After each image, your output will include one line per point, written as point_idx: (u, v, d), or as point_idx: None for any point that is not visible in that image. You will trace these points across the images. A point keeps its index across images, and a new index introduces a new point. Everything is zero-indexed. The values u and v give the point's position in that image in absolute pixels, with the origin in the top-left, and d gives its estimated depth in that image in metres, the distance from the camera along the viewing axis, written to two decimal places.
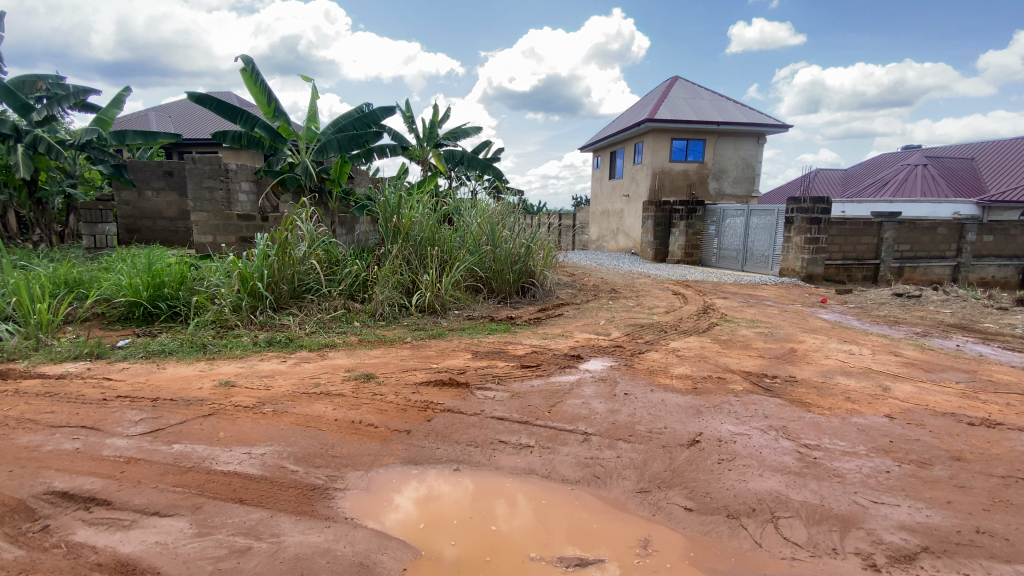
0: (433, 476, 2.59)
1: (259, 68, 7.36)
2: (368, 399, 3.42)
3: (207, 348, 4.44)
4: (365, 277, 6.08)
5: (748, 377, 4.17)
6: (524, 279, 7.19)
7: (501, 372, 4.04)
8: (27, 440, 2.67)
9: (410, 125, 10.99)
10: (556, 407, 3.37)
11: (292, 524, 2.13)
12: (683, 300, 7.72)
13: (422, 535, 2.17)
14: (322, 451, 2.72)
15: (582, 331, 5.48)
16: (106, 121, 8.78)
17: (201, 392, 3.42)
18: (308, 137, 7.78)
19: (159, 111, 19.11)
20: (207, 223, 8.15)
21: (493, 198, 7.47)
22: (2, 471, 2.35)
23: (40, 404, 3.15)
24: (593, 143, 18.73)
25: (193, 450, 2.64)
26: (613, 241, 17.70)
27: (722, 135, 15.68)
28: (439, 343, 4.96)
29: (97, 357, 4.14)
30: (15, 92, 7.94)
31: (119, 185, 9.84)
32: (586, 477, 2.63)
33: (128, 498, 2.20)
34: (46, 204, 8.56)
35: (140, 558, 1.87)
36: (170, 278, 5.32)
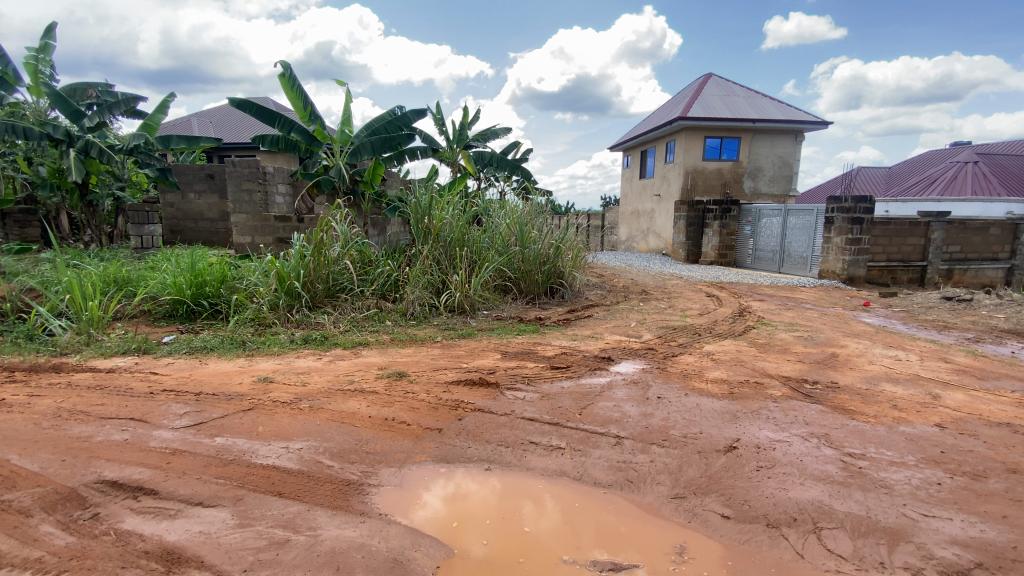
0: (461, 475, 2.59)
1: (297, 73, 7.55)
2: (400, 397, 3.46)
3: (246, 345, 4.58)
4: (396, 277, 6.17)
5: (787, 382, 4.03)
6: (553, 280, 7.15)
7: (530, 372, 4.02)
8: (80, 430, 2.80)
9: (440, 127, 11.11)
10: (586, 410, 3.33)
11: (328, 518, 2.17)
12: (717, 302, 7.53)
13: (454, 534, 2.17)
14: (356, 447, 2.77)
15: (613, 333, 5.41)
16: (152, 126, 9.17)
17: (241, 387, 3.53)
18: (342, 140, 7.95)
19: (201, 117, 19.87)
20: (246, 224, 8.44)
21: (522, 198, 7.46)
22: (58, 460, 2.47)
23: (91, 396, 3.30)
24: (623, 143, 18.51)
25: (234, 443, 2.72)
26: (643, 242, 17.45)
27: (757, 133, 15.27)
28: (469, 342, 4.98)
29: (145, 352, 4.33)
30: (67, 99, 8.36)
31: (164, 188, 10.24)
32: (619, 481, 2.58)
33: (173, 489, 2.28)
34: (97, 206, 8.94)
35: (184, 546, 1.93)
36: (212, 277, 5.51)
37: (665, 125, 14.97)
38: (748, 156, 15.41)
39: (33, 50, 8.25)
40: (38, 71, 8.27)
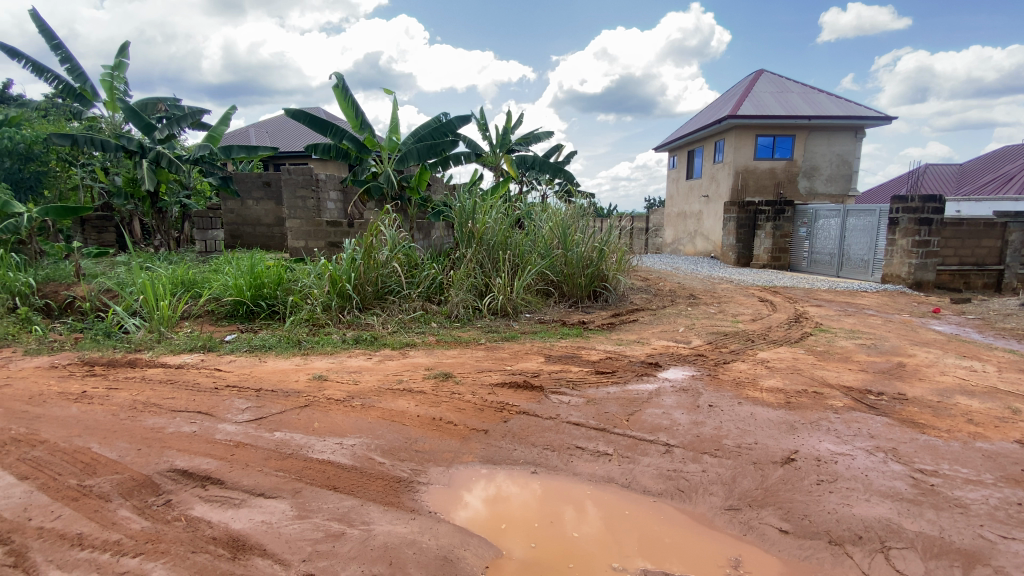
0: (501, 476, 2.60)
1: (349, 84, 7.84)
2: (446, 397, 3.51)
3: (302, 344, 4.78)
4: (441, 280, 6.28)
5: (849, 393, 3.81)
6: (597, 283, 7.06)
7: (575, 377, 3.98)
8: (154, 421, 3.00)
9: (483, 132, 11.25)
10: (634, 416, 3.27)
11: (381, 513, 2.22)
12: (770, 307, 7.22)
13: (501, 535, 2.18)
14: (406, 445, 2.83)
15: (660, 339, 5.29)
16: (215, 137, 9.73)
17: (298, 384, 3.69)
18: (391, 147, 8.17)
19: (258, 128, 21.00)
20: (300, 229, 8.84)
21: (565, 201, 7.41)
22: (135, 449, 2.66)
23: (163, 390, 3.54)
24: (668, 143, 18.11)
25: (292, 438, 2.84)
26: (690, 244, 17.01)
27: (812, 130, 14.63)
28: (513, 345, 5.00)
29: (209, 350, 4.59)
30: (140, 114, 8.99)
31: (225, 195, 10.82)
32: (669, 490, 2.52)
33: (237, 479, 2.41)
34: (165, 213, 9.56)
35: (248, 534, 2.03)
36: (269, 278, 5.77)
37: (713, 123, 14.53)
38: (802, 155, 14.75)
39: (110, 68, 8.94)
40: (115, 88, 8.95)
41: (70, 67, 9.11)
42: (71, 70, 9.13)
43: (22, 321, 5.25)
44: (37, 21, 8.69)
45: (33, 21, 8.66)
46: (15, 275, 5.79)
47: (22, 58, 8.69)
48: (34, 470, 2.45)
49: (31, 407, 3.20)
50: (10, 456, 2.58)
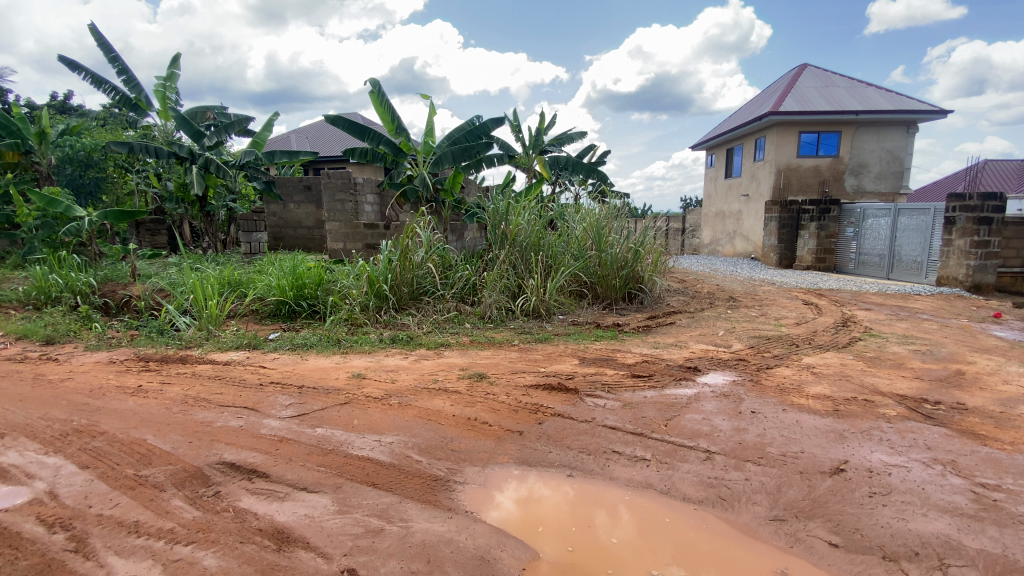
0: (535, 478, 2.58)
1: (385, 89, 8.01)
2: (481, 398, 3.53)
3: (341, 343, 4.90)
4: (475, 281, 6.31)
5: (903, 401, 3.61)
6: (632, 285, 6.96)
7: (611, 380, 3.92)
8: (203, 416, 3.14)
9: (517, 134, 11.27)
10: (673, 421, 3.20)
11: (418, 511, 2.25)
12: (816, 311, 6.94)
13: (539, 537, 2.16)
14: (442, 444, 2.86)
15: (699, 342, 5.16)
16: (260, 143, 10.09)
17: (338, 382, 3.78)
18: (426, 150, 8.30)
19: (299, 133, 21.69)
20: (339, 231, 9.11)
21: (599, 202, 7.32)
22: (187, 442, 2.78)
23: (211, 385, 3.70)
24: (706, 142, 17.68)
25: (332, 434, 2.91)
26: (729, 245, 16.54)
27: (860, 125, 14.01)
28: (547, 347, 4.98)
29: (254, 348, 4.76)
30: (190, 121, 9.42)
31: (269, 199, 11.23)
32: (711, 497, 2.45)
33: (282, 473, 2.49)
34: (213, 216, 9.96)
35: (292, 527, 2.09)
36: (310, 279, 5.94)
37: (753, 120, 14.10)
38: (848, 151, 14.14)
39: (162, 79, 9.40)
40: (167, 98, 9.44)
41: (126, 78, 9.66)
42: (127, 81, 9.68)
43: (84, 318, 5.59)
44: (97, 36, 9.25)
45: (93, 36, 9.22)
46: (78, 276, 6.18)
47: (83, 71, 9.26)
48: (94, 460, 2.59)
49: (92, 399, 3.40)
50: (73, 446, 2.74)
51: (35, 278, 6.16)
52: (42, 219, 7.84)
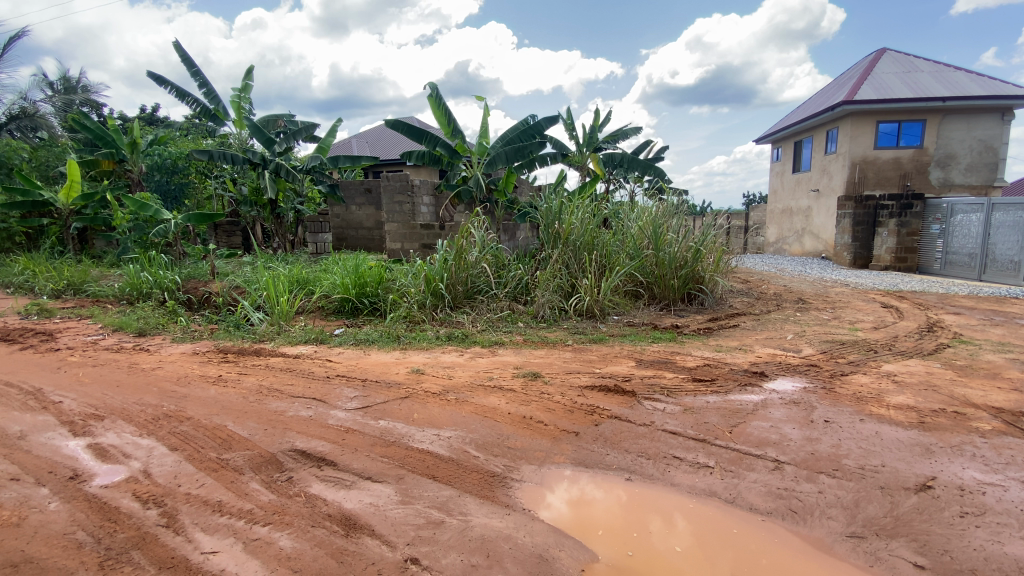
0: (589, 479, 2.56)
1: (443, 93, 8.19)
2: (536, 397, 3.53)
3: (401, 339, 5.07)
4: (528, 280, 6.33)
5: (1000, 415, 3.28)
6: (691, 285, 6.75)
7: (670, 384, 3.81)
8: (277, 405, 3.34)
9: (570, 132, 11.18)
10: (737, 428, 3.07)
11: (477, 505, 2.29)
12: (896, 314, 6.43)
13: (597, 540, 2.14)
14: (499, 441, 2.89)
15: (765, 346, 4.92)
16: (325, 148, 10.58)
17: (398, 376, 3.92)
18: (480, 152, 8.41)
19: (359, 138, 22.60)
20: (397, 232, 9.54)
21: (655, 199, 7.12)
22: (263, 429, 2.97)
23: (283, 376, 3.94)
24: (771, 135, 16.78)
25: (394, 427, 3.01)
26: (797, 244, 15.65)
27: (948, 113, 12.86)
28: (601, 347, 4.92)
29: (321, 342, 5.02)
30: (263, 129, 10.05)
31: (333, 202, 11.78)
32: (780, 509, 2.33)
33: (348, 462, 2.61)
34: (282, 217, 10.56)
35: (359, 514, 2.19)
36: (371, 278, 6.18)
37: (824, 111, 13.25)
38: (933, 142, 13.00)
39: (237, 90, 10.06)
40: (243, 108, 10.11)
41: (207, 91, 10.43)
42: (207, 93, 10.45)
43: (170, 312, 6.10)
44: (182, 53, 10.03)
45: (178, 53, 10.01)
46: (166, 273, 6.75)
47: (169, 85, 10.09)
48: (182, 443, 2.82)
49: (179, 387, 3.71)
50: (164, 429, 3.00)
51: (129, 276, 6.79)
52: (134, 222, 8.65)
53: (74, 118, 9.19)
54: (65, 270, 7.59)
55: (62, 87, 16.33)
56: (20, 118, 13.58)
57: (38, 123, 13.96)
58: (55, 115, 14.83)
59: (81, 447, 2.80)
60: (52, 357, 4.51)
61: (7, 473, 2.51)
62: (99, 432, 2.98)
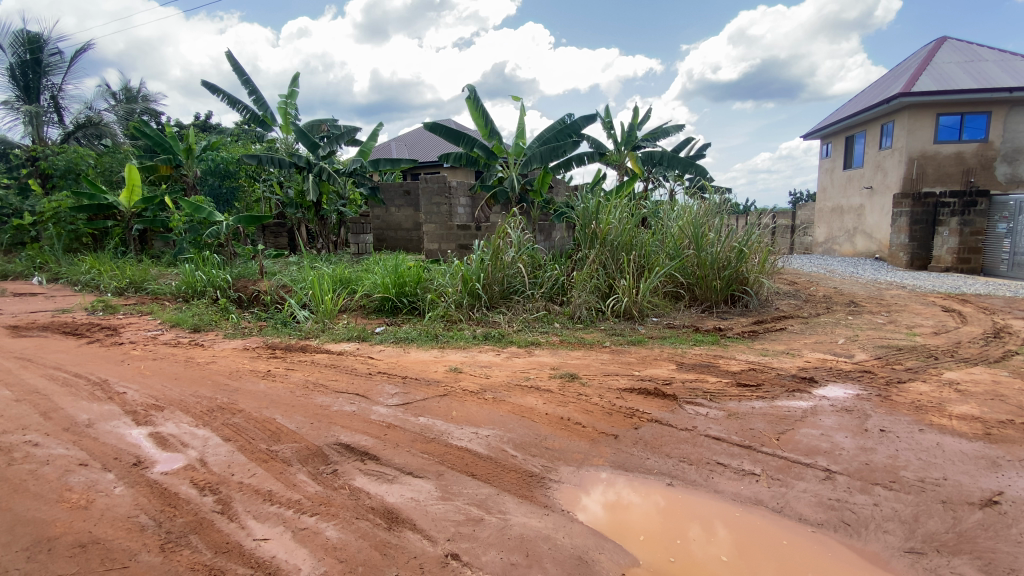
0: (627, 483, 2.53)
1: (480, 95, 8.26)
2: (574, 398, 3.52)
3: (439, 338, 5.16)
4: (564, 280, 6.30)
5: None
6: (735, 287, 6.56)
7: (713, 388, 3.71)
8: (322, 400, 3.46)
9: (608, 131, 11.05)
10: (785, 435, 2.96)
11: (515, 504, 2.30)
12: (959, 319, 6.04)
13: (637, 545, 2.11)
14: (537, 441, 2.89)
15: (814, 351, 4.72)
16: (365, 151, 10.85)
17: (437, 374, 3.99)
18: (517, 153, 8.43)
19: (399, 141, 23.09)
20: (435, 233, 9.67)
21: (697, 198, 6.96)
22: (309, 422, 3.09)
23: (328, 372, 4.08)
24: (819, 130, 16.07)
25: (434, 424, 3.07)
26: (848, 244, 14.93)
27: (1016, 104, 12.03)
28: (640, 350, 4.84)
29: (363, 340, 5.16)
30: (307, 134, 10.41)
31: (373, 204, 12.08)
32: (832, 521, 2.23)
33: (390, 457, 2.67)
34: (326, 219, 10.92)
35: (401, 509, 2.24)
36: (410, 278, 6.30)
37: (878, 104, 12.59)
38: (1000, 135, 12.19)
39: (284, 96, 10.47)
40: (289, 114, 10.51)
41: (256, 98, 10.89)
42: (257, 100, 10.92)
43: (222, 310, 6.41)
44: (234, 62, 10.52)
45: (230, 62, 10.50)
46: (218, 272, 7.09)
47: (222, 93, 10.60)
48: (234, 434, 2.96)
49: (231, 380, 3.89)
50: (218, 420, 3.15)
51: (185, 275, 7.18)
52: (189, 224, 9.13)
53: (135, 126, 9.77)
54: (127, 270, 8.07)
55: (124, 96, 17.39)
56: (86, 126, 14.53)
57: (102, 130, 14.91)
58: (118, 122, 15.78)
59: (143, 436, 2.98)
60: (117, 351, 4.83)
61: (77, 459, 2.70)
62: (160, 422, 3.16)
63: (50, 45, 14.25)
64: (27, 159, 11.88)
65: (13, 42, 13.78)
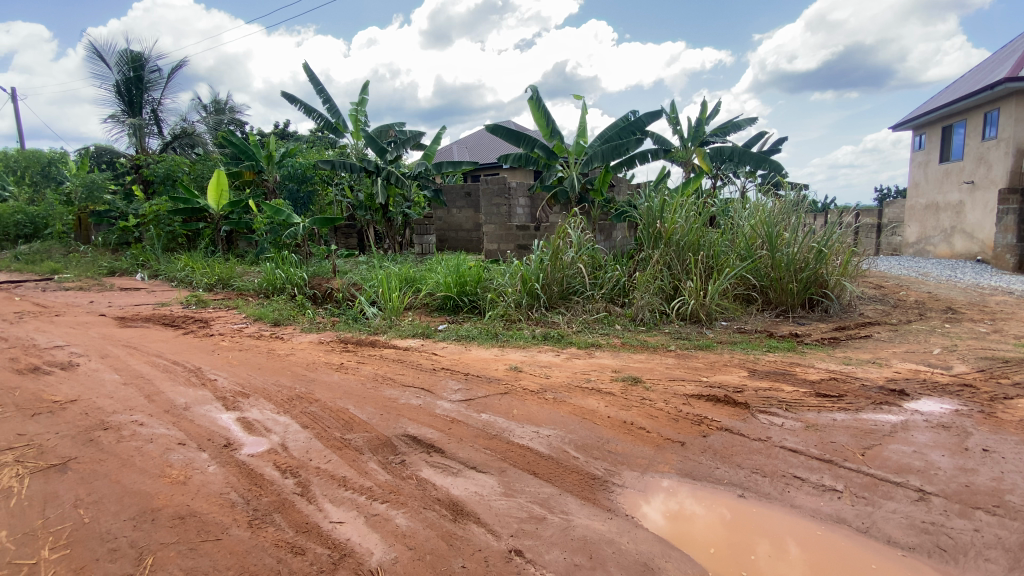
0: (692, 493, 2.45)
1: (543, 96, 8.28)
2: (637, 402, 3.45)
3: (499, 337, 5.24)
4: (626, 282, 6.18)
5: None
6: (813, 290, 6.15)
7: (789, 397, 3.50)
8: (391, 392, 3.62)
9: (674, 126, 10.70)
10: (871, 450, 2.75)
11: (578, 506, 2.30)
12: None
13: (705, 558, 2.04)
14: (599, 444, 2.87)
15: (904, 361, 4.35)
16: (429, 154, 11.17)
17: (498, 372, 4.05)
18: (578, 151, 8.36)
19: (461, 144, 23.63)
20: (495, 233, 9.79)
21: (771, 195, 6.58)
22: (379, 414, 3.24)
23: (395, 366, 4.25)
24: (910, 121, 14.73)
25: (496, 421, 3.12)
26: (945, 245, 13.57)
27: None
28: (708, 355, 4.66)
29: (427, 336, 5.34)
30: (376, 139, 10.90)
31: (436, 205, 12.41)
32: (927, 546, 2.05)
33: (455, 451, 2.75)
34: (393, 221, 11.38)
35: (465, 501, 2.30)
36: (471, 278, 6.43)
37: (980, 91, 11.39)
38: None
39: (355, 104, 11.01)
40: (360, 121, 11.04)
41: (329, 106, 11.53)
42: (330, 108, 11.55)
43: (298, 305, 6.86)
44: (310, 73, 11.19)
45: (307, 73, 11.18)
46: (296, 271, 7.58)
47: (299, 103, 11.31)
48: (311, 422, 3.16)
49: (308, 371, 4.16)
50: (297, 408, 3.38)
51: (266, 273, 7.74)
52: (270, 226, 9.84)
53: (224, 135, 10.64)
54: (216, 268, 8.80)
55: (214, 108, 18.98)
56: (181, 137, 15.97)
57: (195, 140, 16.34)
58: (208, 132, 17.26)
59: (232, 420, 3.25)
60: (208, 341, 5.29)
61: (176, 438, 2.99)
62: (246, 408, 3.44)
63: (150, 63, 15.81)
64: (132, 167, 13.26)
65: (120, 61, 15.40)
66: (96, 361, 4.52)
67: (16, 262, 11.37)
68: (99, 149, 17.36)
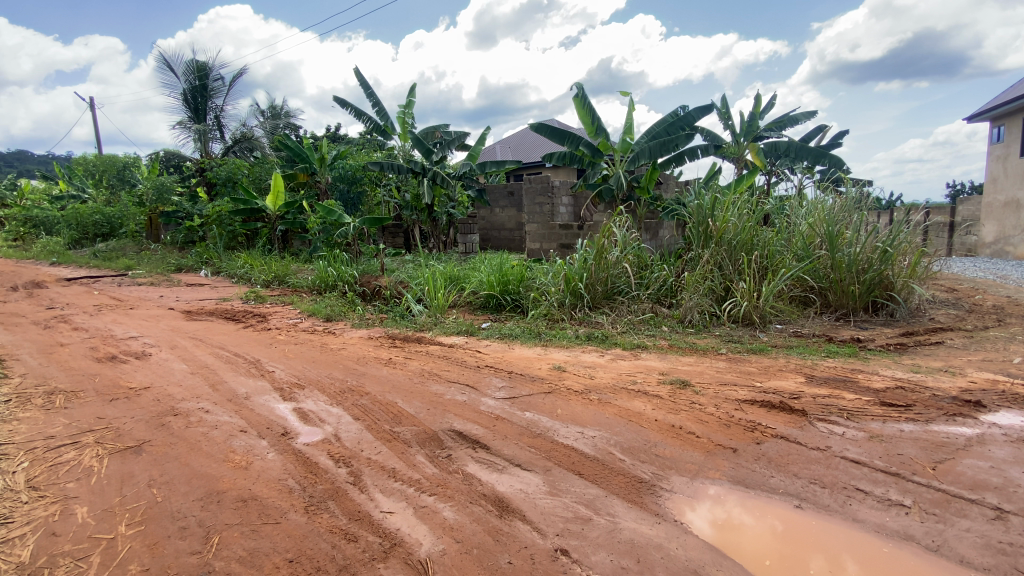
0: (743, 502, 2.37)
1: (588, 93, 8.22)
2: (686, 406, 3.37)
3: (542, 336, 5.24)
4: (673, 282, 6.06)
5: None
6: (878, 293, 5.80)
7: (850, 406, 3.32)
8: (437, 388, 3.70)
9: (725, 122, 10.34)
10: (943, 465, 2.57)
11: (624, 509, 2.28)
12: None
13: (759, 570, 1.97)
14: (645, 447, 2.83)
15: (981, 370, 4.03)
16: (474, 154, 11.29)
17: (541, 371, 4.06)
18: (624, 148, 8.24)
19: (504, 144, 23.76)
20: (537, 232, 9.78)
21: (830, 191, 6.26)
22: (426, 408, 3.32)
23: (440, 363, 4.34)
24: (987, 111, 13.63)
25: (540, 420, 3.13)
26: None
27: None
28: (761, 359, 4.49)
29: (471, 334, 5.42)
30: (422, 141, 11.14)
31: (480, 205, 12.54)
32: (1006, 569, 1.90)
33: (499, 447, 2.78)
34: (437, 220, 11.77)
35: (511, 498, 2.33)
36: (514, 277, 6.46)
37: None
38: None
39: (402, 106, 11.30)
40: (407, 123, 11.32)
41: (378, 109, 11.88)
42: (379, 111, 11.90)
43: (348, 302, 7.12)
44: (360, 78, 11.57)
45: (358, 78, 11.56)
46: (347, 269, 7.87)
47: (350, 106, 11.72)
48: (362, 414, 3.28)
49: (359, 365, 4.32)
50: (348, 401, 3.52)
51: (319, 270, 8.07)
52: (323, 226, 10.26)
53: (280, 139, 11.19)
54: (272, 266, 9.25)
55: (271, 113, 19.96)
56: (241, 141, 16.90)
57: (253, 144, 17.25)
58: (265, 136, 18.15)
59: (289, 410, 3.41)
60: (266, 335, 5.59)
61: (238, 426, 3.18)
62: (301, 399, 3.60)
63: (214, 72, 16.80)
64: (197, 171, 14.13)
65: (187, 71, 16.46)
66: (166, 351, 4.87)
67: (96, 259, 12.36)
68: (169, 154, 18.60)
